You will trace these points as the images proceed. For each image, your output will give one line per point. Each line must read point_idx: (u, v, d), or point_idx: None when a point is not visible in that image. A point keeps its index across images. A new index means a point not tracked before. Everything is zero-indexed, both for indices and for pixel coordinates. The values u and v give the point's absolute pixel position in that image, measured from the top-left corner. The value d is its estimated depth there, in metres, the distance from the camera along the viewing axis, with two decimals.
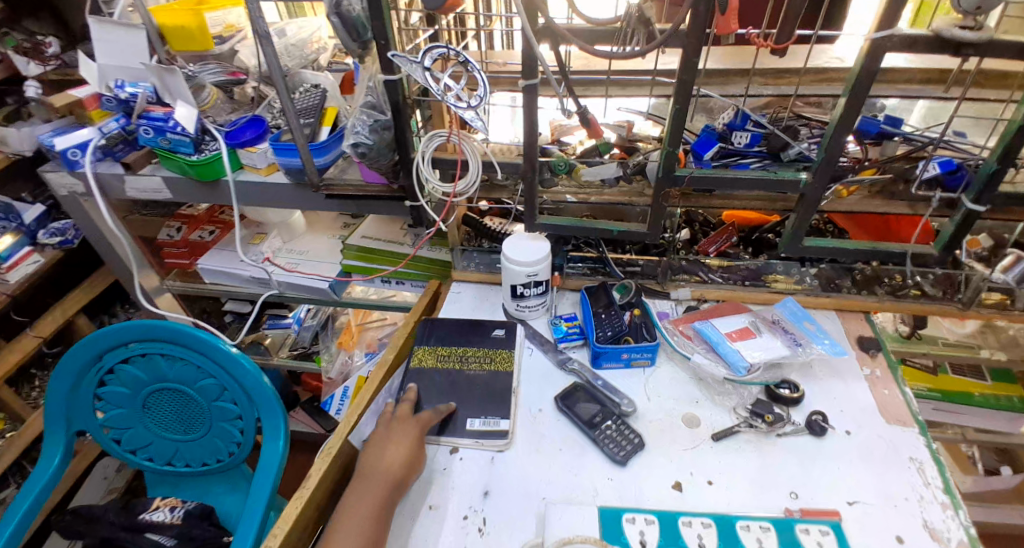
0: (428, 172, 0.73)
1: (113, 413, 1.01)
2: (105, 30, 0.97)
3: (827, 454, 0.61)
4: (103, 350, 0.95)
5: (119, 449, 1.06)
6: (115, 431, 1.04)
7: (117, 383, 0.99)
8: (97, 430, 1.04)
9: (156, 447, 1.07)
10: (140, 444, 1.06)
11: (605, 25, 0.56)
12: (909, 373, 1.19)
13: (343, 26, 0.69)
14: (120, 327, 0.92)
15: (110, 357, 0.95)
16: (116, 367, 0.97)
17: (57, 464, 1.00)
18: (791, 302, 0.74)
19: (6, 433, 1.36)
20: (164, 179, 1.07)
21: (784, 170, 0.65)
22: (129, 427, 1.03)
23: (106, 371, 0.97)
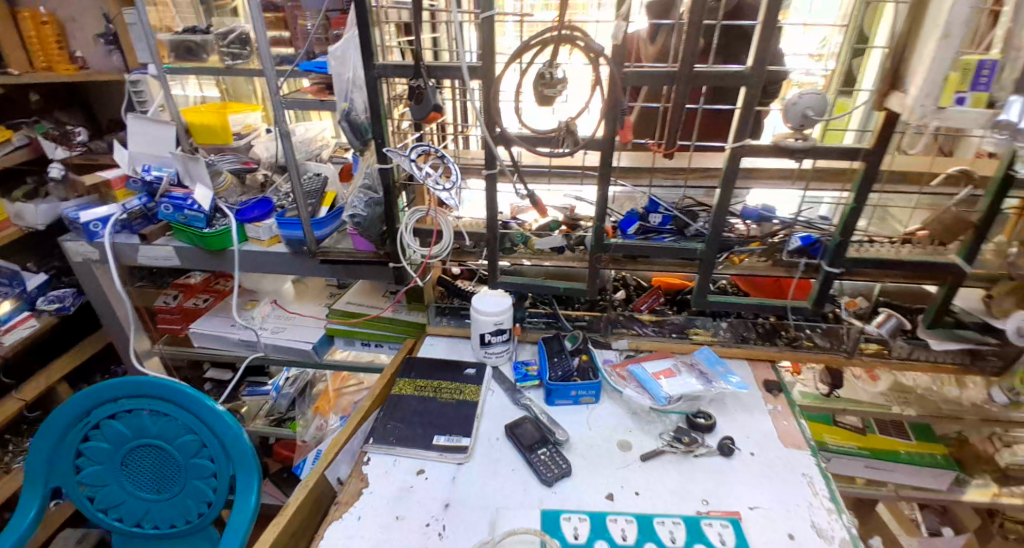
0: (409, 239, 0.90)
1: (91, 470, 1.04)
2: (139, 125, 1.17)
3: (735, 472, 0.73)
4: (93, 405, 1.00)
5: (91, 508, 1.07)
6: (90, 488, 1.06)
7: (100, 439, 1.02)
8: (72, 488, 1.05)
9: (127, 507, 1.07)
10: (112, 503, 1.06)
11: (546, 134, 0.75)
12: (837, 432, 1.22)
13: (351, 129, 0.88)
14: (111, 383, 0.98)
15: (99, 412, 1.00)
16: (103, 422, 1.01)
17: (31, 516, 1.02)
18: (706, 350, 0.90)
19: None
20: (176, 248, 1.19)
21: (690, 241, 0.83)
22: (103, 485, 1.05)
23: (91, 426, 1.02)
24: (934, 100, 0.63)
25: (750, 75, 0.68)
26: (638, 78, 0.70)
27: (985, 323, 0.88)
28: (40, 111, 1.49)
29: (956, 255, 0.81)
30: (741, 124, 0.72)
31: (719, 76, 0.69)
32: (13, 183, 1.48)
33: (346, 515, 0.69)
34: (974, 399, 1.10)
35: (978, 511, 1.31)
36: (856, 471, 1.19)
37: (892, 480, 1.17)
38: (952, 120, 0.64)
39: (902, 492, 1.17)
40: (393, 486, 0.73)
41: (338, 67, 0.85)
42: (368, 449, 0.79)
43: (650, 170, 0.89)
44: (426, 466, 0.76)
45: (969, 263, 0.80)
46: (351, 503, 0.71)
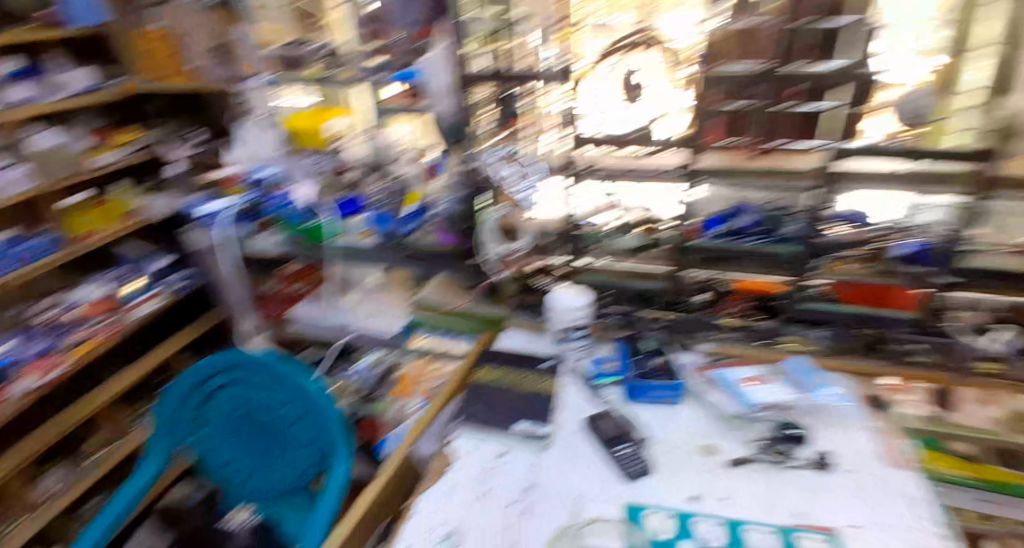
0: (493, 240, 1.03)
1: (208, 430, 1.17)
2: (252, 129, 1.32)
3: (829, 486, 0.70)
4: (212, 373, 1.14)
5: (206, 465, 1.20)
6: (204, 448, 1.19)
7: (216, 404, 1.16)
8: (190, 447, 1.19)
9: (235, 468, 1.19)
10: (224, 461, 1.19)
11: (624, 137, 0.89)
12: None
13: (448, 125, 0.99)
14: (229, 355, 1.11)
15: (217, 379, 1.14)
16: (219, 388, 1.15)
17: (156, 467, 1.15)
18: (796, 360, 0.87)
19: (101, 452, 1.51)
20: (279, 241, 1.31)
21: (768, 246, 0.84)
22: (218, 445, 1.18)
23: (210, 391, 1.15)
24: None
25: (852, 72, 0.74)
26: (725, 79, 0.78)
27: None
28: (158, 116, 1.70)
29: None
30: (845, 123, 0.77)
31: (810, 74, 0.75)
32: (144, 178, 1.69)
33: (436, 488, 0.75)
34: None
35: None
36: None
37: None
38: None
39: None
40: (477, 466, 0.79)
41: (431, 71, 0.94)
42: (454, 431, 0.85)
43: (744, 171, 0.84)
44: (509, 451, 0.80)
45: None
46: (439, 479, 0.76)
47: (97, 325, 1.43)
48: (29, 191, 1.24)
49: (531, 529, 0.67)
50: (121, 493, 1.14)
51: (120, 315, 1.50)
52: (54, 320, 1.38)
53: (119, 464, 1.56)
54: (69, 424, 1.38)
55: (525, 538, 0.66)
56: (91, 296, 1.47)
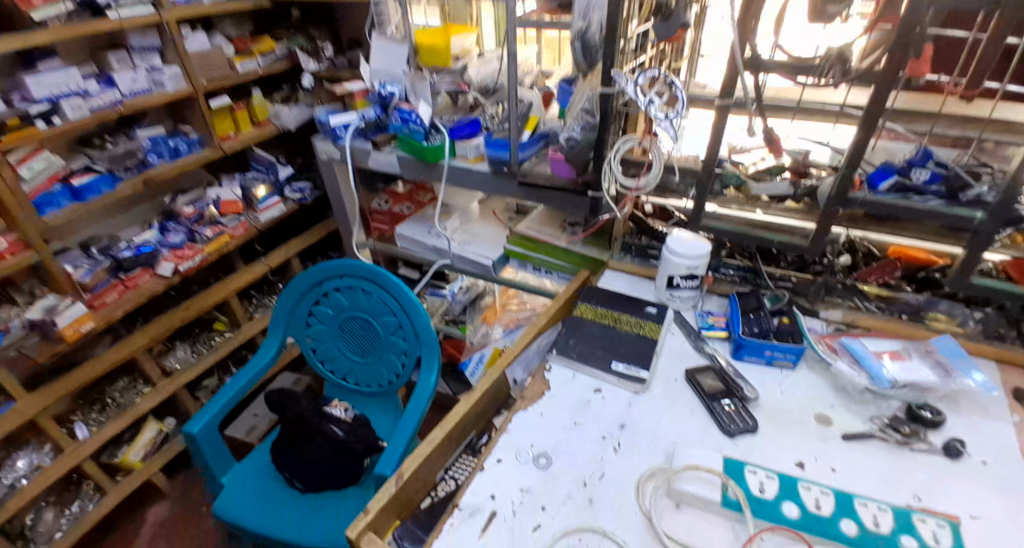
0: (616, 167, 0.90)
1: (318, 328, 1.30)
2: (384, 46, 1.30)
3: (960, 475, 0.63)
4: (326, 276, 1.23)
5: (313, 358, 1.34)
6: (314, 342, 1.32)
7: (327, 305, 1.27)
8: (302, 339, 1.33)
9: (338, 362, 1.33)
10: (329, 357, 1.33)
11: (805, 61, 0.68)
12: None
13: (581, 49, 0.88)
14: (341, 263, 1.20)
15: (330, 283, 1.24)
16: (330, 291, 1.25)
17: (272, 353, 1.30)
18: (946, 338, 0.77)
19: (227, 333, 1.75)
20: (399, 158, 1.37)
21: (960, 208, 0.69)
22: (326, 341, 1.31)
23: (322, 294, 1.26)
24: None
25: None
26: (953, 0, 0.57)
27: None
28: (298, 26, 1.80)
29: None
30: None
31: None
32: (274, 88, 1.81)
33: (531, 409, 0.78)
34: None
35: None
36: None
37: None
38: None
39: None
40: (571, 395, 0.80)
41: None
42: (550, 359, 0.86)
43: (936, 115, 0.73)
44: (603, 386, 0.81)
45: None
46: (533, 401, 0.80)
47: (231, 224, 1.63)
48: (178, 92, 1.39)
49: (622, 462, 0.69)
50: (239, 374, 1.24)
51: (249, 216, 1.68)
52: (197, 213, 1.58)
53: (241, 345, 1.80)
54: (202, 305, 1.59)
55: (616, 470, 0.68)
56: (228, 196, 1.64)
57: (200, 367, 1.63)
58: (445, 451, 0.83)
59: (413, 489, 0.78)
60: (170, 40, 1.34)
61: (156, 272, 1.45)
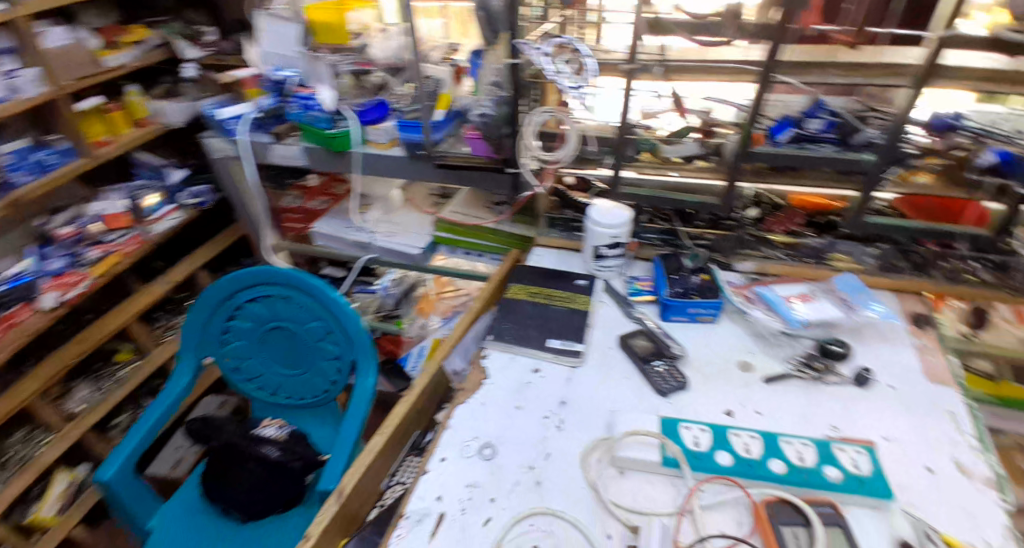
0: (532, 141, 0.88)
1: (236, 344, 1.17)
2: (272, 26, 1.19)
3: (869, 401, 0.69)
4: (237, 288, 1.12)
5: (236, 377, 1.21)
6: (234, 360, 1.19)
7: (244, 318, 1.15)
8: (220, 359, 1.19)
9: (265, 378, 1.21)
10: (254, 374, 1.21)
11: (704, 20, 0.70)
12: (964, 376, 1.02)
13: (483, 18, 0.82)
14: (255, 271, 1.09)
15: (243, 294, 1.12)
16: (244, 303, 1.13)
17: (187, 379, 1.16)
18: (848, 276, 0.83)
19: (134, 363, 1.58)
20: (303, 149, 1.24)
21: (853, 151, 0.73)
22: (248, 358, 1.19)
23: (237, 307, 1.14)
24: None
25: None
26: None
27: None
28: (173, 11, 1.60)
29: None
30: None
31: None
32: (153, 83, 1.60)
33: (470, 400, 0.75)
34: None
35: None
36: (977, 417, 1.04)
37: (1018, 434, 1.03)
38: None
39: None
40: (509, 379, 0.78)
41: None
42: (486, 345, 0.84)
43: (825, 64, 0.71)
44: (541, 365, 0.80)
45: None
46: (473, 390, 0.77)
47: (120, 239, 1.43)
48: (39, 97, 1.18)
49: (565, 439, 0.68)
50: (154, 404, 1.10)
51: (141, 229, 1.50)
52: (76, 233, 1.36)
53: (152, 374, 1.64)
54: (99, 337, 1.41)
55: (560, 448, 0.67)
56: (111, 209, 1.44)
57: (111, 404, 1.47)
58: (388, 456, 0.79)
59: (357, 501, 0.74)
60: (28, 43, 1.13)
61: (36, 307, 1.23)
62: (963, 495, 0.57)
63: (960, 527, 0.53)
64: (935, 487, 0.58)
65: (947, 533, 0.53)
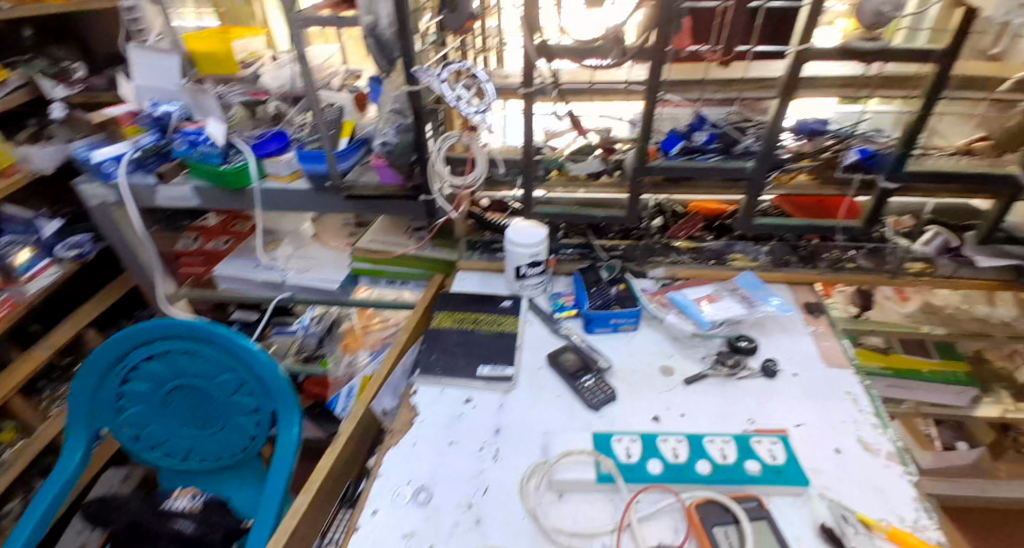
0: (442, 168, 0.86)
1: (132, 411, 0.95)
2: (143, 57, 1.08)
3: (779, 391, 0.73)
4: (128, 346, 0.90)
5: (137, 447, 0.99)
6: (134, 428, 0.97)
7: (140, 380, 0.92)
8: (116, 430, 0.97)
9: (173, 444, 0.99)
10: (158, 441, 0.99)
11: (588, 44, 0.70)
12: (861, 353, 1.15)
13: (376, 46, 0.79)
14: (142, 325, 0.87)
15: (133, 354, 0.90)
16: (138, 363, 0.91)
17: (80, 458, 0.96)
18: (747, 275, 0.89)
19: (18, 443, 1.35)
20: (194, 188, 1.14)
21: (736, 160, 0.79)
22: (147, 424, 0.96)
23: (127, 368, 0.92)
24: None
25: None
26: None
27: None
28: (34, 48, 1.40)
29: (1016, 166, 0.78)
30: (806, 25, 0.65)
31: None
32: (12, 125, 1.40)
33: (399, 442, 0.71)
34: (1004, 317, 1.03)
35: (994, 427, 1.36)
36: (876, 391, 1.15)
37: (911, 397, 1.15)
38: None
39: (919, 407, 1.15)
40: (441, 413, 0.75)
41: None
42: (414, 381, 0.80)
43: (699, 82, 0.81)
44: (473, 395, 0.78)
45: None
46: (403, 431, 0.73)
47: None
48: None
49: (501, 470, 0.66)
50: (44, 486, 0.94)
51: (12, 292, 1.28)
52: None
53: (40, 454, 1.41)
54: None
55: (497, 480, 0.65)
56: None
57: None
58: (316, 512, 0.73)
59: None
60: None
61: None
62: (868, 471, 0.62)
63: (870, 504, 0.58)
64: (843, 467, 0.63)
65: (861, 511, 0.57)
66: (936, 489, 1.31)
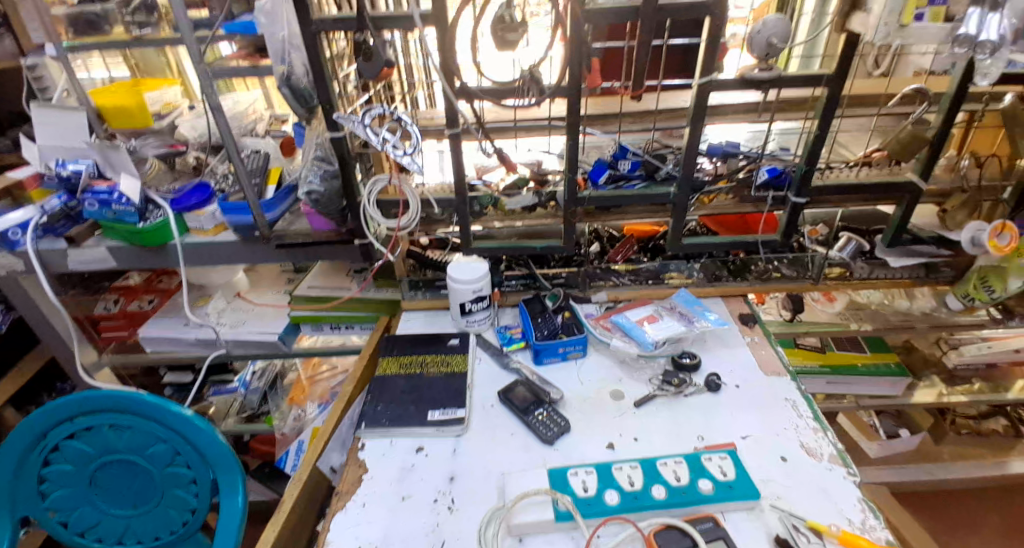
0: (375, 212, 0.85)
1: (55, 498, 0.85)
2: (43, 114, 0.98)
3: (725, 405, 0.75)
4: (41, 429, 0.80)
5: (66, 534, 0.89)
6: (61, 514, 0.87)
7: (62, 461, 0.83)
8: (40, 518, 0.87)
9: (105, 527, 0.89)
10: (88, 526, 0.89)
11: (507, 85, 0.71)
12: (800, 353, 1.23)
13: (292, 95, 0.80)
14: (53, 404, 0.78)
15: (49, 436, 0.81)
16: (56, 445, 0.82)
17: None
18: (683, 292, 0.93)
19: None
20: (109, 249, 1.06)
21: (659, 185, 0.84)
22: (74, 509, 0.87)
23: (44, 453, 0.82)
24: (898, 18, 0.65)
25: (712, 3, 0.65)
26: (602, 16, 0.67)
27: (940, 236, 0.94)
28: None
29: (912, 173, 0.86)
30: (706, 60, 0.71)
31: (680, 8, 0.66)
32: None
33: (349, 504, 0.67)
34: (923, 308, 1.09)
35: (932, 411, 1.47)
36: (819, 388, 1.21)
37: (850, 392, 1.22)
38: (913, 37, 0.67)
39: (860, 400, 1.21)
40: (391, 467, 0.72)
41: (269, 25, 0.77)
42: (361, 435, 0.76)
43: (618, 115, 0.89)
44: (424, 443, 0.75)
45: (924, 180, 0.84)
46: (351, 491, 0.68)
47: None
48: None
49: (457, 521, 0.63)
50: None
51: None
52: None
53: None
54: None
55: (454, 532, 0.62)
56: None
57: None
58: None
59: None
60: None
61: None
62: (815, 477, 0.64)
63: (820, 509, 0.60)
64: (791, 474, 0.65)
65: (812, 519, 0.59)
66: (885, 476, 1.39)
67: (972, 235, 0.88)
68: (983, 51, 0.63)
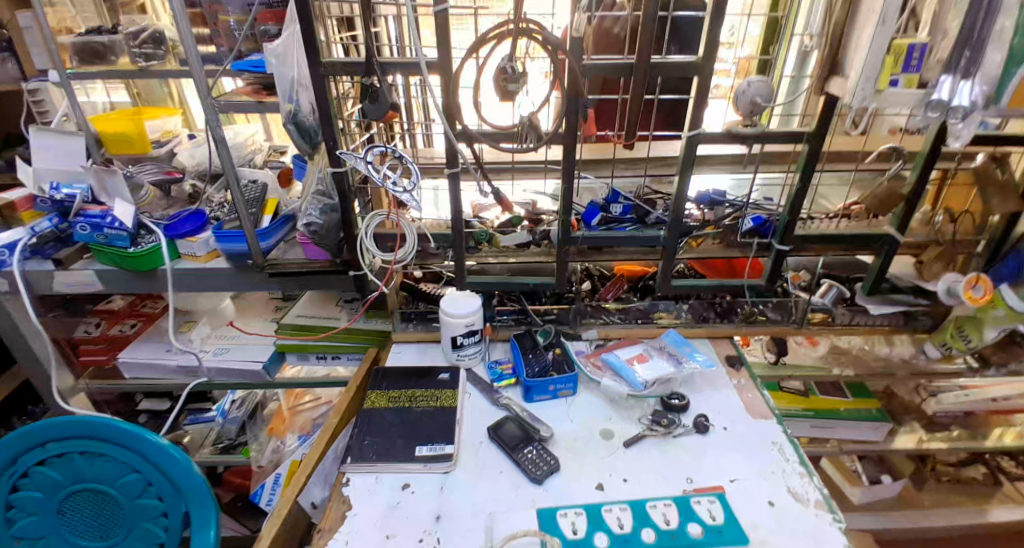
0: (371, 244, 0.86)
1: (20, 526, 0.82)
2: (42, 138, 1.00)
3: (712, 446, 0.76)
4: (12, 454, 0.77)
5: None
6: (25, 543, 0.83)
7: (30, 488, 0.80)
8: (3, 546, 0.83)
9: None
10: None
11: (507, 129, 0.75)
12: (784, 396, 1.24)
13: (297, 131, 0.83)
14: (27, 429, 0.75)
15: (19, 462, 0.78)
16: (27, 471, 0.79)
17: None
18: (672, 332, 0.94)
19: None
20: (97, 272, 1.04)
21: (649, 229, 0.88)
22: (39, 538, 0.83)
23: (11, 480, 0.79)
24: (874, 83, 0.70)
25: (701, 65, 0.70)
26: (597, 69, 0.71)
27: (917, 286, 1.01)
28: None
29: (890, 226, 0.90)
30: (694, 115, 0.75)
31: (671, 66, 0.71)
32: None
33: (331, 542, 0.65)
34: (902, 355, 1.08)
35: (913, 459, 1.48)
36: (802, 431, 1.22)
37: (834, 437, 1.23)
38: (888, 101, 0.73)
39: (844, 446, 1.22)
40: (377, 505, 0.70)
41: (278, 66, 0.78)
42: (346, 470, 0.74)
43: (611, 161, 0.96)
44: (411, 479, 0.74)
45: (901, 233, 0.88)
46: (335, 529, 0.67)
47: None
48: None
49: None
50: None
51: None
52: None
53: None
54: None
55: None
56: None
57: None
58: None
59: None
60: None
61: None
62: (801, 522, 0.64)
63: None
64: (779, 519, 0.65)
65: None
66: (868, 523, 1.39)
67: (948, 286, 0.92)
68: (955, 116, 0.68)
